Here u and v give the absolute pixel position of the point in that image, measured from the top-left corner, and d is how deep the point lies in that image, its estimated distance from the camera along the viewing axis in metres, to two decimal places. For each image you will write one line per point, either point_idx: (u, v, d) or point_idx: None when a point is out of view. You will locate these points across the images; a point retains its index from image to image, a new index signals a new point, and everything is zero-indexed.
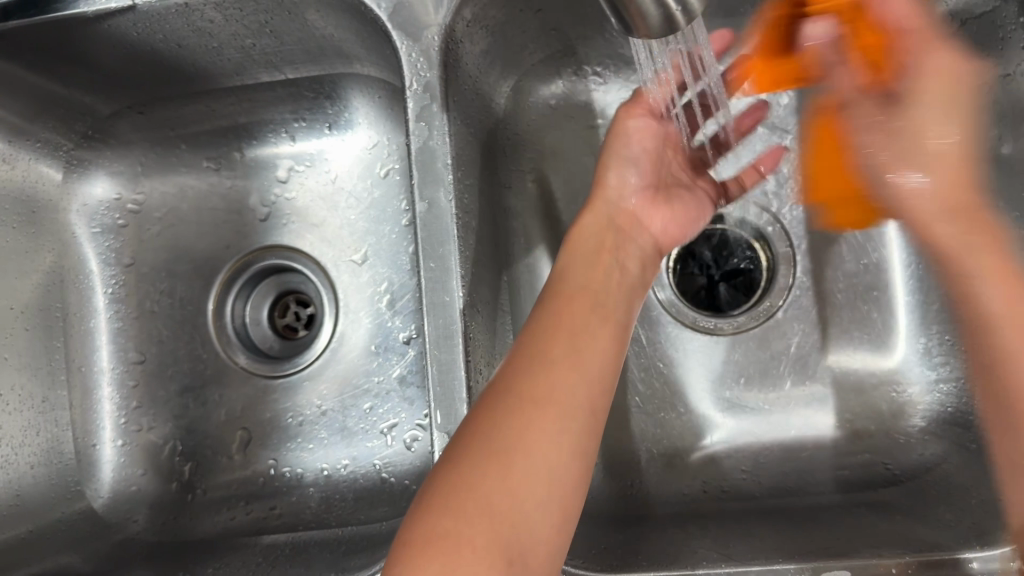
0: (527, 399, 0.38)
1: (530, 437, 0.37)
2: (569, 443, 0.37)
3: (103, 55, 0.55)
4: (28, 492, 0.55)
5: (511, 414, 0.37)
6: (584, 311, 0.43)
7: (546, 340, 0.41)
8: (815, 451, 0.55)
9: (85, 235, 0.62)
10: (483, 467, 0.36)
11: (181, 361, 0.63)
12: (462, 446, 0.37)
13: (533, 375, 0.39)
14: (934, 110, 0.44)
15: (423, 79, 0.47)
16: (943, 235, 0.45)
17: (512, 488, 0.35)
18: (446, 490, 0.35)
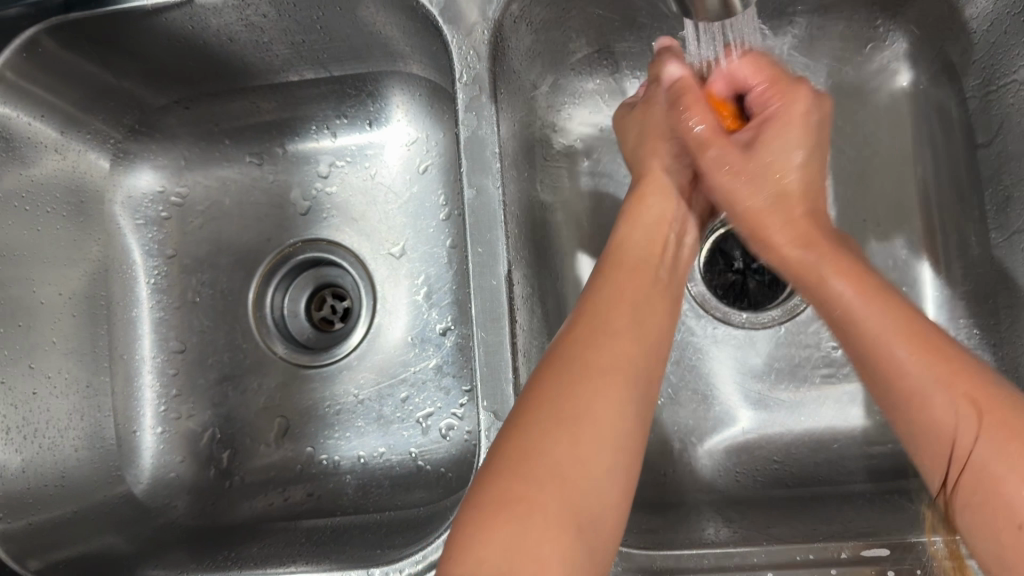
0: (585, 365, 0.38)
1: (591, 400, 0.37)
2: (630, 408, 0.38)
3: (156, 48, 0.57)
4: (73, 473, 0.56)
5: (569, 379, 0.37)
6: (629, 287, 0.43)
7: (596, 313, 0.41)
8: (845, 443, 0.56)
9: (130, 226, 0.64)
10: (552, 425, 0.36)
11: (221, 351, 0.64)
12: (524, 411, 0.37)
13: (587, 344, 0.39)
14: (784, 143, 0.45)
15: (473, 71, 0.48)
16: (791, 258, 0.44)
17: (585, 442, 0.35)
18: (514, 456, 0.35)
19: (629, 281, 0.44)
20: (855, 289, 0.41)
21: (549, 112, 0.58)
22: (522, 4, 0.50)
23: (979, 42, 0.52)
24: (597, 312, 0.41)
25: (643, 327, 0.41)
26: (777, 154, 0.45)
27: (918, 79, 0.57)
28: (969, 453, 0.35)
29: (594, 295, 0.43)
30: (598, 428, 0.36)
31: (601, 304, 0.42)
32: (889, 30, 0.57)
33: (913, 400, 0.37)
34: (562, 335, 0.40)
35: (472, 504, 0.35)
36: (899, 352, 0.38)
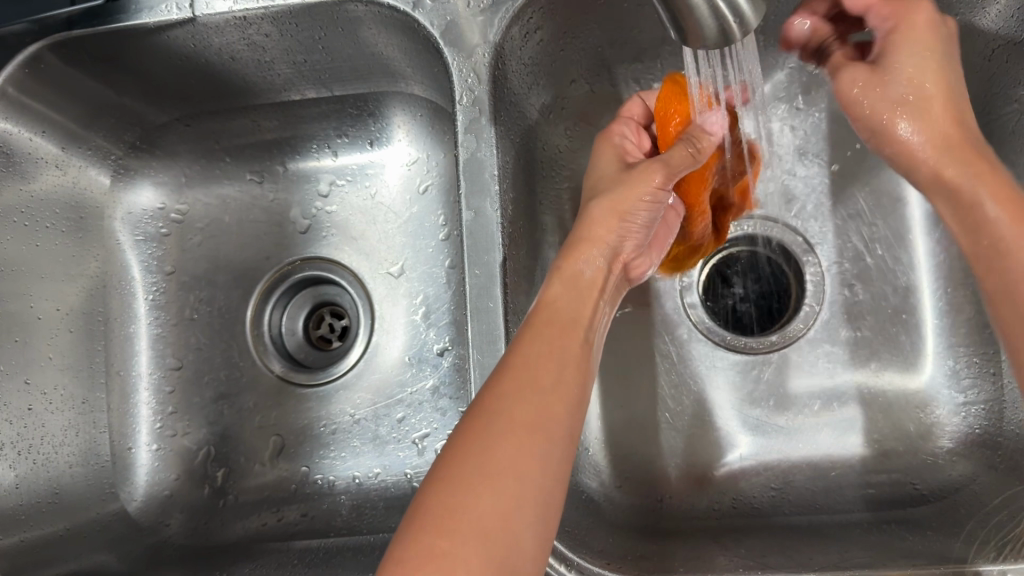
0: (507, 426, 0.37)
1: (512, 462, 0.36)
2: (549, 473, 0.37)
3: (159, 66, 0.57)
4: (66, 490, 0.56)
5: (490, 440, 0.36)
6: (555, 344, 0.42)
7: (520, 370, 0.40)
8: (843, 470, 0.55)
9: (129, 242, 0.64)
10: (472, 488, 0.35)
11: (217, 369, 0.64)
12: (445, 470, 0.36)
13: (510, 401, 0.38)
14: (915, 64, 0.43)
15: (473, 94, 0.48)
16: (949, 174, 0.43)
17: (504, 508, 0.34)
18: (435, 520, 0.34)
19: (557, 339, 0.42)
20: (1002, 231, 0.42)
21: (549, 135, 0.58)
22: (522, 28, 0.50)
23: (980, 71, 0.52)
24: (524, 362, 0.40)
25: (567, 384, 0.40)
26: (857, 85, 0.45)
27: None
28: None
29: (518, 350, 0.41)
30: (516, 492, 0.35)
31: (529, 358, 0.40)
32: None
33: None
34: (485, 391, 0.39)
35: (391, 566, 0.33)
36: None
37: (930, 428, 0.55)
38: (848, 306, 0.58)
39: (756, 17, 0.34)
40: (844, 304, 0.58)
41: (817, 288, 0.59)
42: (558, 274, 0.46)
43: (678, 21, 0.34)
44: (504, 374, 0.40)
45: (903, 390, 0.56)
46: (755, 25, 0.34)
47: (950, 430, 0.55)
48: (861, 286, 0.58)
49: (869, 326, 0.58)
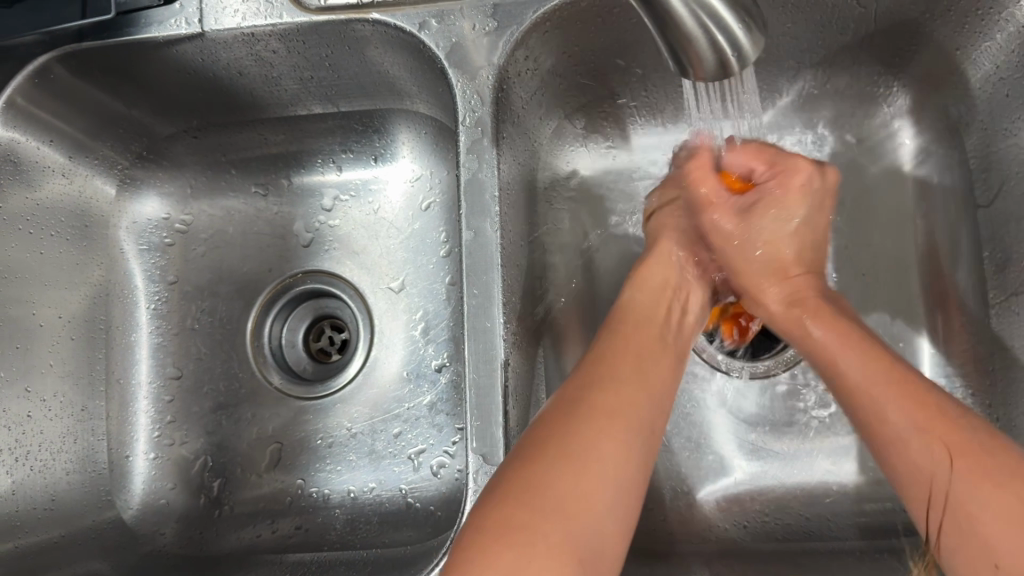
0: (590, 418, 0.38)
1: (601, 453, 0.37)
2: (630, 465, 0.38)
3: (167, 79, 0.57)
4: (63, 497, 0.56)
5: (583, 418, 0.38)
6: (633, 349, 0.44)
7: (604, 376, 0.41)
8: (837, 498, 0.55)
9: (133, 251, 0.64)
10: (558, 467, 0.36)
11: (217, 379, 0.64)
12: (528, 453, 0.37)
13: (604, 399, 0.40)
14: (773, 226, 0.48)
15: (475, 116, 0.49)
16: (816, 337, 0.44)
17: (586, 487, 0.35)
18: (520, 487, 0.35)
19: (657, 352, 0.45)
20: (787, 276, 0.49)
21: (551, 155, 0.58)
22: (526, 51, 0.51)
23: (980, 103, 0.52)
24: (603, 362, 0.43)
25: (656, 396, 0.42)
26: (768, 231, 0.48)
27: (921, 136, 0.57)
28: (946, 490, 0.35)
29: (599, 353, 0.44)
30: (603, 476, 0.36)
31: (619, 364, 0.43)
32: (890, 87, 0.58)
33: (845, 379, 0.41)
34: (567, 387, 0.41)
35: (472, 530, 0.35)
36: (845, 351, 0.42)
37: None
38: None
39: (756, 51, 0.35)
40: None
41: None
42: (627, 299, 0.50)
43: (678, 54, 0.35)
44: (584, 381, 0.41)
45: None
46: (755, 59, 0.35)
47: None
48: (859, 313, 0.59)
49: None
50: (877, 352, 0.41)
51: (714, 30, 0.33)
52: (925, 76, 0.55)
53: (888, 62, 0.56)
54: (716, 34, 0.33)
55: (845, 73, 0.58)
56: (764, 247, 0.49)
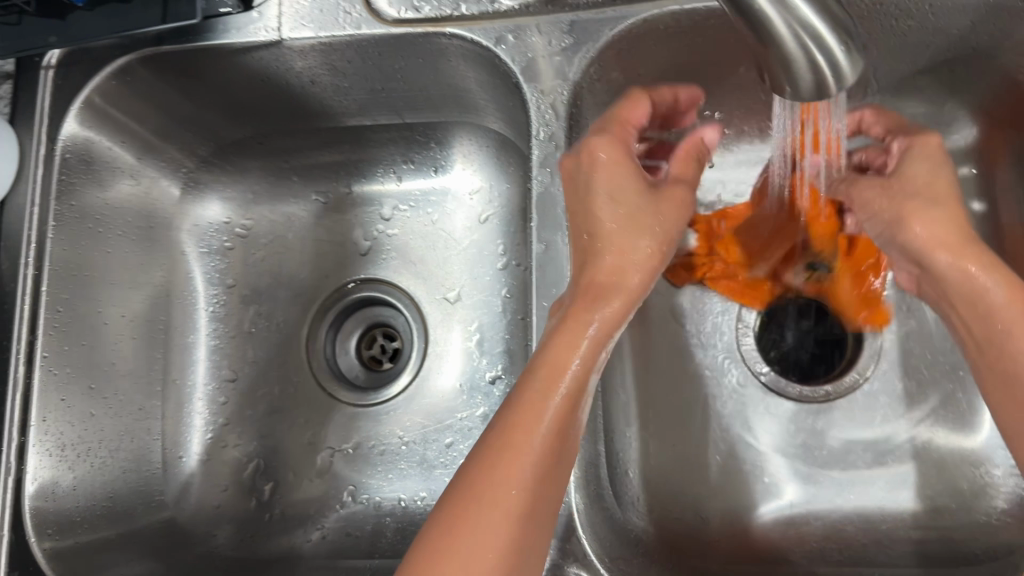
0: (496, 501, 0.35)
1: (485, 541, 0.34)
2: (517, 550, 0.35)
3: (238, 85, 0.58)
4: (121, 494, 0.57)
5: (491, 489, 0.35)
6: (563, 402, 0.39)
7: (502, 452, 0.37)
8: (893, 524, 0.55)
9: (194, 255, 0.65)
10: (461, 552, 0.34)
11: (271, 383, 0.65)
12: (432, 540, 0.35)
13: (480, 508, 0.35)
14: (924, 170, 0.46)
15: (549, 130, 0.49)
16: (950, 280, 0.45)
17: (482, 573, 0.34)
18: None
19: (556, 409, 0.38)
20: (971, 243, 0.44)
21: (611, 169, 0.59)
22: (600, 69, 0.51)
23: None
24: (514, 419, 0.38)
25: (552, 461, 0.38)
26: (917, 171, 0.46)
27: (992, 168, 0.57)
28: (997, 345, 0.43)
29: (518, 407, 0.38)
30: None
31: (530, 431, 0.37)
32: (957, 114, 0.57)
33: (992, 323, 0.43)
34: (477, 458, 0.37)
35: None
36: (975, 271, 0.43)
37: (984, 487, 0.55)
38: (906, 360, 0.58)
39: (853, 72, 0.35)
40: (902, 357, 0.58)
41: (874, 340, 0.59)
42: (564, 330, 0.41)
43: (774, 71, 0.35)
44: (506, 432, 0.37)
45: (958, 447, 0.56)
46: (851, 80, 0.35)
47: (1004, 490, 0.54)
48: (920, 341, 0.58)
49: (925, 381, 0.58)
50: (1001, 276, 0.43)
51: (813, 48, 0.33)
52: (996, 106, 0.55)
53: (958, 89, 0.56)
54: (814, 52, 0.33)
55: (914, 101, 0.58)
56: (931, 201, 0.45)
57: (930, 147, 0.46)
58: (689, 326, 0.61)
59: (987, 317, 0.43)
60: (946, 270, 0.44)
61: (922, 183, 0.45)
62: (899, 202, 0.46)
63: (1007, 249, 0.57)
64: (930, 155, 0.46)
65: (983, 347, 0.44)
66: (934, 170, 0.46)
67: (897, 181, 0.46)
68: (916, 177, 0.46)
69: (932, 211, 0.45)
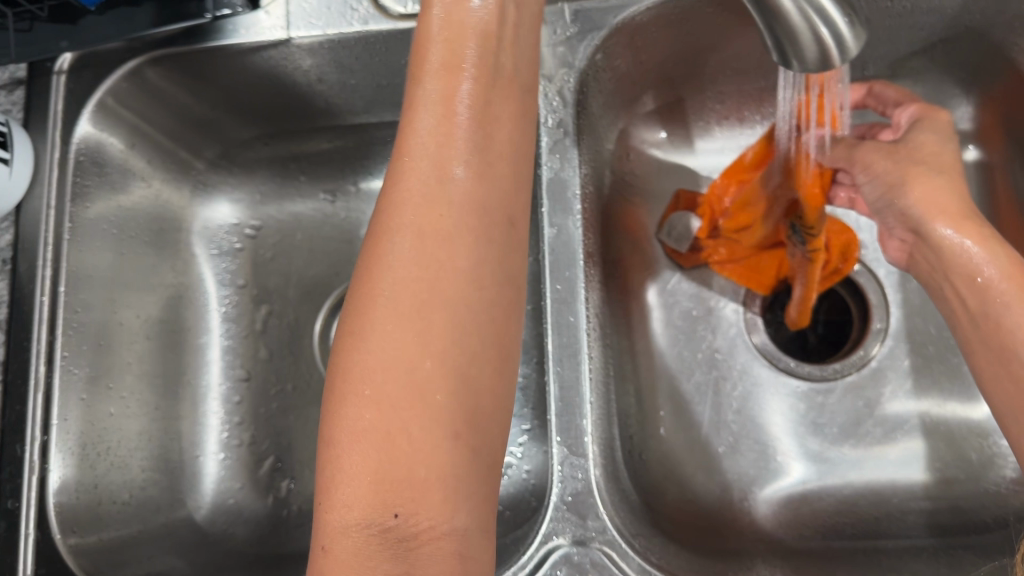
0: (411, 278, 0.34)
1: (392, 350, 0.33)
2: (450, 342, 0.34)
3: (246, 84, 0.59)
4: (140, 492, 0.58)
5: (387, 271, 0.34)
6: (455, 143, 0.36)
7: (384, 260, 0.35)
8: (904, 497, 0.56)
9: (204, 256, 0.66)
10: (380, 342, 0.33)
11: (284, 381, 0.65)
12: (346, 344, 0.34)
13: (374, 323, 0.34)
14: (932, 137, 0.48)
15: (557, 116, 0.50)
16: (945, 253, 0.45)
17: (414, 354, 0.33)
18: (341, 391, 0.33)
19: (456, 163, 0.36)
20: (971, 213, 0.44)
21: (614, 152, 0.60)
22: (604, 56, 0.52)
23: None
24: (397, 194, 0.36)
25: (475, 241, 0.35)
26: (926, 137, 0.48)
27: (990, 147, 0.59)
28: (990, 320, 0.43)
29: (396, 176, 0.36)
30: (409, 388, 0.33)
31: (401, 221, 0.35)
32: (953, 93, 0.59)
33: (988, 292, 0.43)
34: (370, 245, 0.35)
35: (328, 455, 0.33)
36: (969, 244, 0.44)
37: (993, 458, 0.56)
38: (911, 336, 0.59)
39: (858, 47, 0.36)
40: (907, 333, 0.60)
41: (880, 320, 0.60)
42: (424, 100, 0.37)
43: (783, 46, 0.36)
44: (385, 211, 0.36)
45: (966, 419, 0.57)
46: (856, 55, 0.36)
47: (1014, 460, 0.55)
48: (924, 318, 0.60)
49: (931, 356, 0.59)
50: (997, 251, 0.43)
51: (818, 22, 0.34)
52: (991, 86, 0.57)
53: (953, 70, 0.57)
54: (819, 27, 0.34)
55: (911, 83, 0.59)
56: (934, 168, 0.46)
57: (937, 121, 0.48)
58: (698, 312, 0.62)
59: (980, 291, 0.43)
60: (945, 243, 0.45)
61: (928, 151, 0.47)
62: (903, 165, 0.47)
63: (1007, 226, 0.58)
64: (937, 127, 0.48)
65: (979, 323, 0.44)
66: (939, 141, 0.47)
67: (900, 146, 0.48)
68: (921, 143, 0.47)
69: (938, 177, 0.46)
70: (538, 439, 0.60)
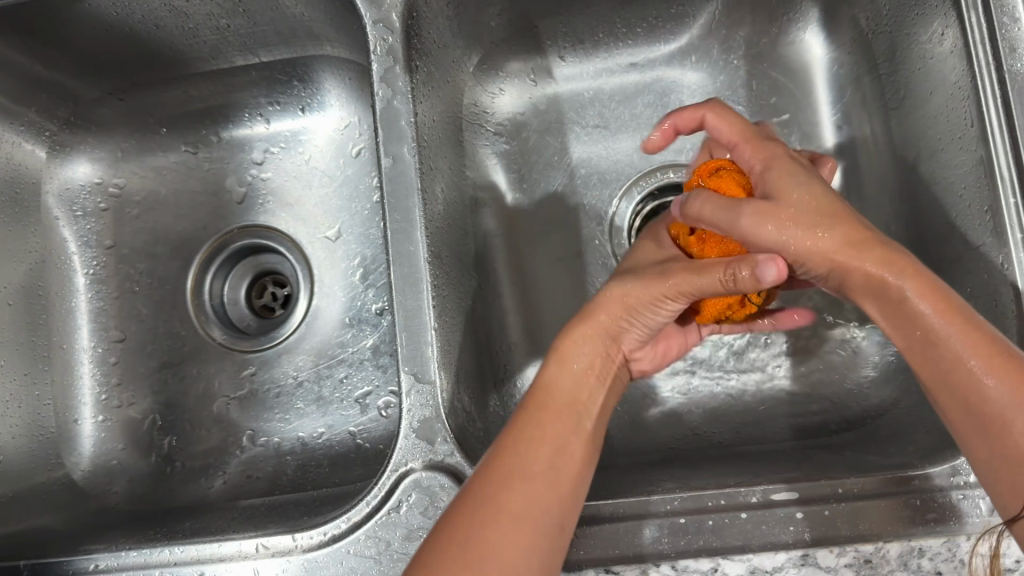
0: (550, 483, 0.38)
1: (493, 552, 0.35)
2: (523, 556, 0.36)
3: (85, 37, 0.58)
4: (10, 457, 0.57)
5: (512, 469, 0.38)
6: (556, 430, 0.40)
7: (505, 484, 0.37)
8: (771, 403, 0.57)
9: (67, 218, 0.64)
10: (492, 512, 0.36)
11: (160, 339, 0.64)
12: (468, 512, 0.36)
13: (486, 526, 0.36)
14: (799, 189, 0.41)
15: (386, 44, 0.49)
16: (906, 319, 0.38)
17: (506, 528, 0.36)
18: (451, 538, 0.36)
19: (561, 426, 0.41)
20: (948, 321, 0.37)
21: (465, 81, 0.60)
22: None
23: (884, 8, 0.54)
24: (518, 422, 0.41)
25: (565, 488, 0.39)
26: (802, 195, 0.40)
27: (836, 52, 0.59)
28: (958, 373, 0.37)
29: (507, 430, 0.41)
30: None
31: (521, 451, 0.39)
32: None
33: (929, 350, 0.38)
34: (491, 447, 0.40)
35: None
36: (929, 319, 0.38)
37: (854, 358, 0.57)
38: None
39: None
40: None
41: None
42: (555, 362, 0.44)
43: None
44: (507, 433, 0.40)
45: (830, 323, 0.58)
46: None
47: (874, 360, 0.56)
48: None
49: None
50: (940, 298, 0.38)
51: None
52: None
53: None
54: None
55: None
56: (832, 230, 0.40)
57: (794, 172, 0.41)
58: (566, 239, 0.61)
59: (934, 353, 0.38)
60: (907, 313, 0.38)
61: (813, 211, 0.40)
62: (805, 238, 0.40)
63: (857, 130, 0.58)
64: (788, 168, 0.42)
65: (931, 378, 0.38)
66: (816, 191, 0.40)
67: (785, 208, 0.40)
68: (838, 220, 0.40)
69: (849, 238, 0.39)
70: None
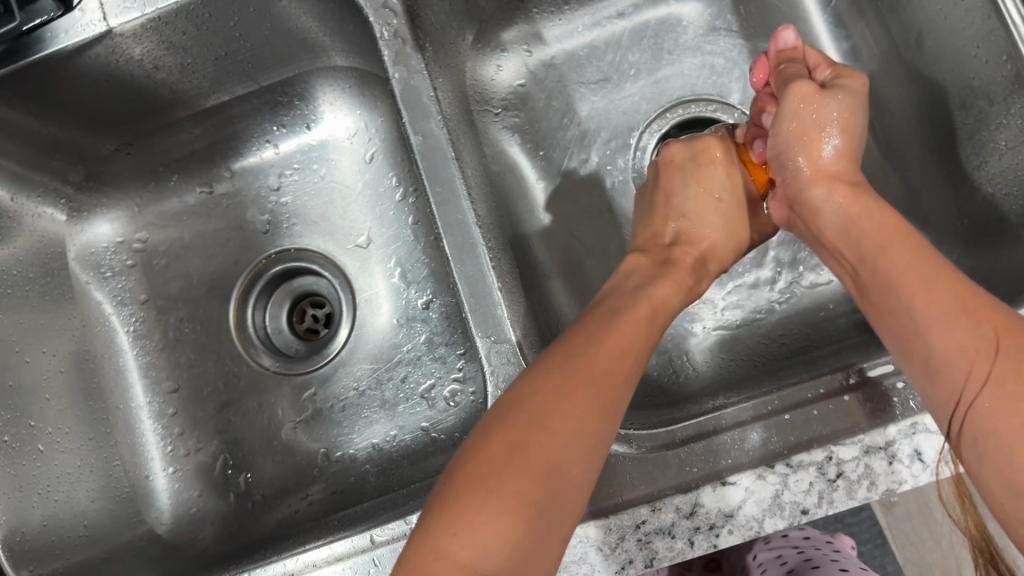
0: (631, 374, 0.42)
1: (590, 424, 0.38)
2: (601, 442, 0.39)
3: (88, 93, 0.58)
4: (96, 519, 0.57)
5: (608, 354, 0.41)
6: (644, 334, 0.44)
7: (600, 363, 0.40)
8: (830, 306, 0.57)
9: (97, 281, 0.64)
10: (587, 383, 0.39)
11: (213, 380, 0.64)
12: (561, 377, 0.39)
13: (583, 395, 0.39)
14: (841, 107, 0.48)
15: (391, 28, 0.50)
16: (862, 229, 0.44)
17: (591, 401, 0.39)
18: (547, 393, 0.39)
19: (646, 325, 0.44)
20: (896, 245, 0.42)
21: (463, 58, 0.60)
22: None
23: None
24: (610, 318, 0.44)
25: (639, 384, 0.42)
26: (833, 106, 0.48)
27: None
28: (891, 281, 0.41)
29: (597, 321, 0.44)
30: (577, 456, 0.37)
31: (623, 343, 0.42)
32: None
33: (874, 266, 0.42)
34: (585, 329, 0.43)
35: (501, 419, 0.38)
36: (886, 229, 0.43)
37: None
38: None
39: None
40: None
41: None
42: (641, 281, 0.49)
43: None
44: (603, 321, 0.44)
45: None
46: None
47: None
48: None
49: None
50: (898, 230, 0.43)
51: None
52: None
53: None
54: None
55: None
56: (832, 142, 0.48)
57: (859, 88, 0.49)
58: (593, 195, 0.62)
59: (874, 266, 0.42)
60: (862, 226, 0.44)
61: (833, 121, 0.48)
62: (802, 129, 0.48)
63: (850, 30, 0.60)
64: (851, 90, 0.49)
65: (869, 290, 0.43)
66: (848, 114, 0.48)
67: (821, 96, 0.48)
68: (839, 148, 0.48)
69: (832, 166, 0.48)
70: (475, 359, 0.61)
